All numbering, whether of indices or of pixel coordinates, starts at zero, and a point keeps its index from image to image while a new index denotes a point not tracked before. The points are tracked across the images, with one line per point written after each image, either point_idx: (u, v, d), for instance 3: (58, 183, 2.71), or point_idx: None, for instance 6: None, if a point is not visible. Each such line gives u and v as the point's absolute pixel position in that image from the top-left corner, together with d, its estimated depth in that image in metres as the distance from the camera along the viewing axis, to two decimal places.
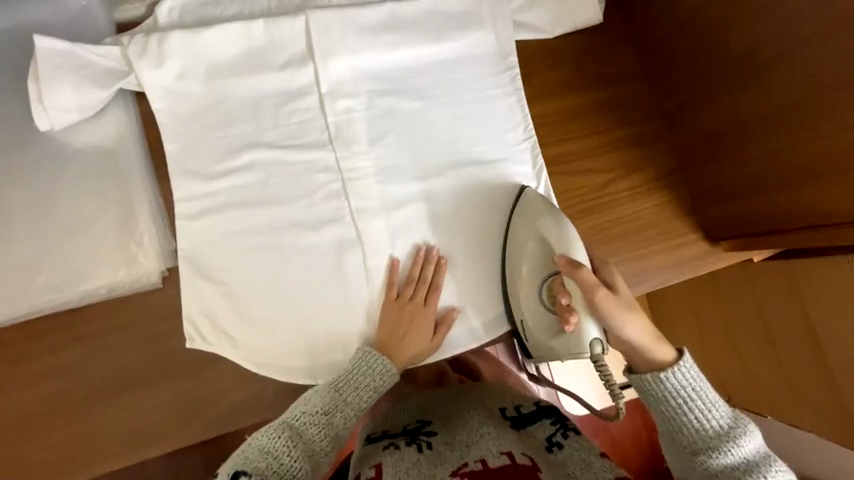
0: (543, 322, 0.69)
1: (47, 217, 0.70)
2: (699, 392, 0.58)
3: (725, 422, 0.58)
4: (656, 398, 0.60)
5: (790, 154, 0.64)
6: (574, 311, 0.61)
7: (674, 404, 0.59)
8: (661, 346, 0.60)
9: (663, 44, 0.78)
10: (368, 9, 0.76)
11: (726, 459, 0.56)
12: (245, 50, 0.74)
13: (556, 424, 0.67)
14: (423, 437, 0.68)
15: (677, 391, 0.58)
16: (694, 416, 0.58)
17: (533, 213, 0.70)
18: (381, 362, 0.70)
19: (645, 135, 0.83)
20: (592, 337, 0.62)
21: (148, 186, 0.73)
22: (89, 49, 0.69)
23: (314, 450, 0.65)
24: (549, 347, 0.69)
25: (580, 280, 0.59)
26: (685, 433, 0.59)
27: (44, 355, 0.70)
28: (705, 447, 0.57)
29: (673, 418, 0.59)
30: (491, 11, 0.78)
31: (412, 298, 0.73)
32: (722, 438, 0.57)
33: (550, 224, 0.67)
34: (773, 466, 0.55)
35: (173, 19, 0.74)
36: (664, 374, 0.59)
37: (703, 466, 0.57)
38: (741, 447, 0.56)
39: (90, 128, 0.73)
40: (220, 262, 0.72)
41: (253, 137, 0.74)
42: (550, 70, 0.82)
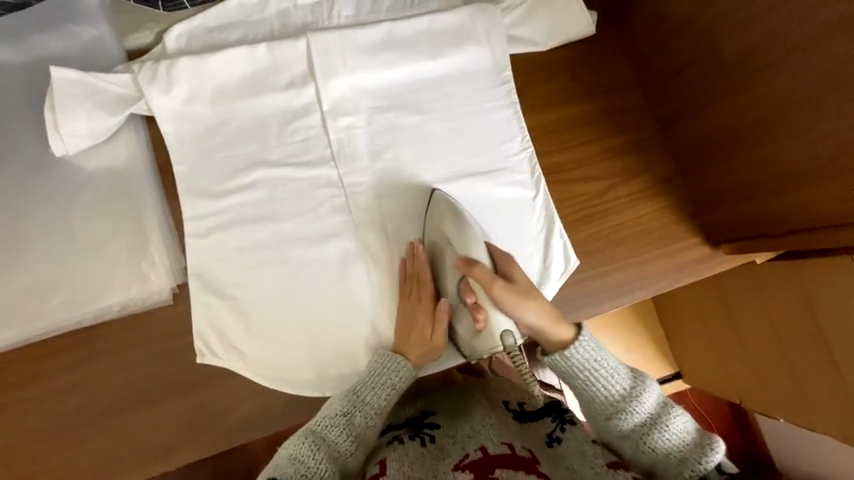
0: (462, 323, 0.69)
1: (63, 239, 0.73)
2: (600, 361, 0.63)
3: (626, 383, 0.63)
4: (567, 374, 0.64)
5: (786, 156, 0.65)
6: (481, 308, 0.63)
7: (582, 378, 0.63)
8: (560, 326, 0.64)
9: (656, 53, 0.80)
10: (366, 30, 0.78)
11: (634, 416, 0.61)
12: (250, 73, 0.77)
13: (555, 420, 0.66)
14: (426, 430, 0.68)
15: (582, 365, 0.63)
16: (601, 384, 0.63)
17: (438, 215, 0.72)
18: (395, 361, 0.68)
19: (642, 141, 0.84)
20: (502, 329, 0.63)
21: (158, 205, 0.75)
22: (104, 79, 0.72)
23: (341, 452, 0.64)
24: (471, 347, 0.68)
25: (475, 275, 0.62)
26: (596, 401, 0.63)
27: (61, 373, 0.72)
28: (616, 411, 0.62)
29: (584, 390, 0.64)
30: (486, 27, 0.80)
31: (415, 294, 0.72)
32: (626, 398, 0.62)
33: (452, 225, 0.69)
34: (672, 413, 0.61)
35: (181, 46, 0.77)
36: (568, 351, 0.63)
37: (618, 428, 0.62)
38: (643, 404, 0.61)
39: (103, 152, 0.75)
40: (229, 278, 0.74)
41: (259, 156, 0.77)
42: (545, 81, 0.84)
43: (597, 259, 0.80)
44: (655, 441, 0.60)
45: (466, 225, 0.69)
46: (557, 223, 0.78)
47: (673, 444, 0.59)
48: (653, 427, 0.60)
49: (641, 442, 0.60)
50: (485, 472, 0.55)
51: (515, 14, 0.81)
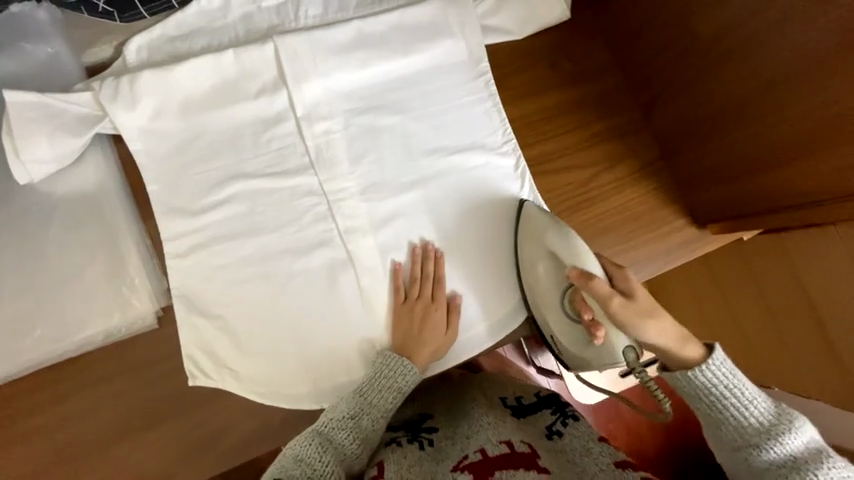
0: (574, 338, 0.69)
1: (38, 270, 0.70)
2: (734, 389, 0.58)
3: (766, 417, 0.56)
4: (690, 397, 0.60)
5: (767, 135, 0.65)
6: (600, 326, 0.62)
7: (707, 401, 0.58)
8: (687, 343, 0.60)
9: (632, 35, 0.79)
10: (335, 30, 0.76)
11: (770, 455, 0.55)
12: (218, 82, 0.74)
13: (555, 413, 0.69)
14: (424, 434, 0.69)
15: (709, 389, 0.58)
16: (732, 412, 0.57)
17: (536, 226, 0.72)
18: (401, 364, 0.68)
19: (624, 126, 0.83)
20: (624, 345, 0.63)
21: (135, 228, 0.73)
22: (64, 100, 0.68)
23: (347, 455, 0.63)
24: (582, 360, 0.69)
25: (594, 290, 0.60)
26: (725, 429, 0.58)
27: (49, 407, 0.70)
28: (745, 443, 0.56)
29: (710, 414, 0.59)
30: (459, 18, 0.78)
31: (419, 296, 0.73)
32: (763, 433, 0.56)
33: (556, 237, 0.69)
34: (829, 464, 0.52)
35: (141, 59, 0.74)
36: (693, 371, 0.58)
37: (749, 463, 0.56)
38: (785, 444, 0.55)
39: (71, 177, 0.72)
40: (215, 297, 0.72)
41: (235, 169, 0.74)
42: (523, 71, 0.83)
43: (587, 249, 0.79)
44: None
45: (573, 236, 0.68)
46: None
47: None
48: (799, 472, 0.53)
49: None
50: (485, 474, 0.54)
51: (488, 3, 0.79)
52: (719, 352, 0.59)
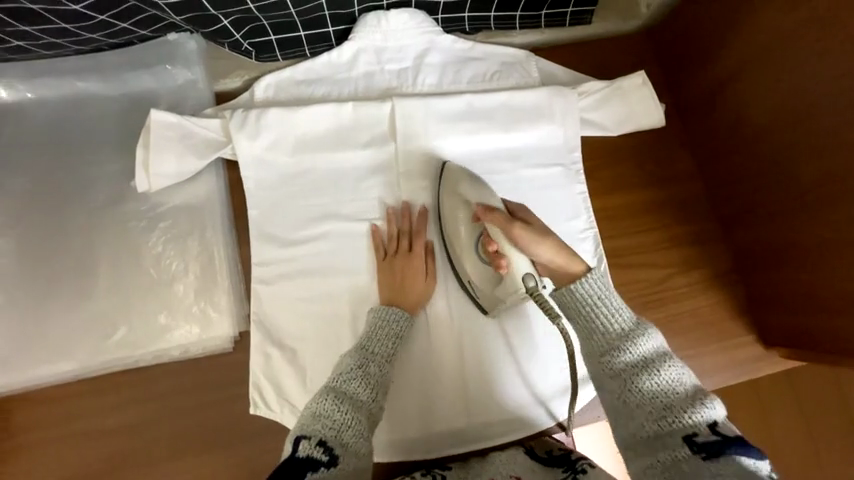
0: (485, 278, 0.70)
1: (135, 273, 0.74)
2: (605, 300, 0.61)
3: (629, 324, 0.59)
4: (571, 310, 0.62)
5: (843, 281, 0.66)
6: (503, 255, 0.66)
7: (584, 311, 0.61)
8: (572, 259, 0.64)
9: (721, 153, 0.83)
10: (448, 99, 0.81)
11: (627, 357, 0.57)
12: (333, 129, 0.79)
13: (566, 470, 0.64)
14: (437, 469, 0.69)
15: (585, 300, 0.61)
16: (601, 321, 0.60)
17: (454, 179, 0.74)
18: (388, 312, 0.69)
19: (700, 234, 0.86)
20: (524, 273, 0.65)
21: (228, 249, 0.76)
22: (196, 123, 0.75)
23: (363, 401, 0.60)
24: (497, 299, 0.71)
25: (494, 220, 0.66)
26: (594, 338, 0.60)
27: (111, 412, 0.71)
28: (609, 348, 0.58)
29: (585, 326, 0.61)
30: (562, 108, 0.82)
31: (398, 250, 0.75)
32: (623, 337, 0.58)
33: (470, 188, 0.72)
34: (668, 363, 0.56)
35: (269, 95, 0.80)
36: (574, 285, 0.62)
37: (609, 366, 0.58)
38: (639, 345, 0.57)
39: (184, 192, 0.77)
40: (290, 330, 0.74)
41: (332, 209, 0.78)
42: (614, 166, 0.87)
43: None
44: (643, 383, 0.55)
45: (484, 185, 0.72)
46: None
47: (660, 390, 0.54)
48: (647, 365, 0.56)
49: (632, 381, 0.56)
50: None
51: (590, 99, 0.84)
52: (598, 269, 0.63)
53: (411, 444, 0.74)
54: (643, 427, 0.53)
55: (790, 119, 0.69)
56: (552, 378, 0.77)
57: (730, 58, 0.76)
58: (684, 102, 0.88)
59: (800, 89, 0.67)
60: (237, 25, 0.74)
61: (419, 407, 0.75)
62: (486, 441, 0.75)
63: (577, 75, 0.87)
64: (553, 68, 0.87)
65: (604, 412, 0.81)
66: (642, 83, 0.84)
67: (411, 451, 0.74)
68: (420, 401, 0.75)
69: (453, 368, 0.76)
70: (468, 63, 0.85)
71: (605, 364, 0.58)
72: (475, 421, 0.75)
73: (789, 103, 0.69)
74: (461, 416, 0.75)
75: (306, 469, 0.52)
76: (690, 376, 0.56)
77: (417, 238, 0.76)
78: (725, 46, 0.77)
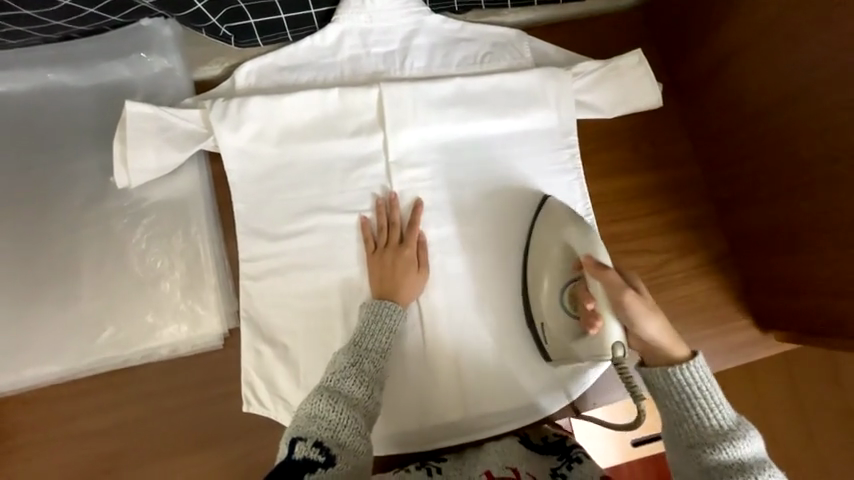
0: (567, 327, 0.66)
1: (119, 272, 0.72)
2: (707, 393, 0.59)
3: (728, 423, 0.58)
4: (664, 393, 0.61)
5: (841, 266, 0.65)
6: (599, 317, 0.59)
7: (678, 400, 0.60)
8: (676, 343, 0.61)
9: (719, 135, 0.80)
10: (437, 84, 0.78)
11: (721, 454, 0.57)
12: (319, 118, 0.76)
13: (561, 458, 0.67)
14: (432, 462, 0.70)
15: (684, 387, 0.59)
16: (698, 413, 0.59)
17: (559, 219, 0.70)
18: (384, 306, 0.67)
19: (698, 218, 0.85)
20: (614, 339, 0.60)
21: (215, 245, 0.74)
22: (174, 114, 0.71)
23: (358, 399, 0.60)
24: (570, 351, 0.67)
25: (603, 279, 0.59)
26: (686, 426, 0.59)
27: (103, 413, 0.70)
28: (703, 442, 0.58)
29: (675, 413, 0.60)
30: (556, 91, 0.79)
31: (389, 243, 0.74)
32: (720, 435, 0.57)
33: (574, 231, 0.67)
34: (767, 472, 0.56)
35: (250, 83, 0.77)
36: (674, 370, 0.59)
37: (699, 459, 0.58)
38: (738, 448, 0.57)
39: (166, 187, 0.74)
40: (281, 326, 0.72)
41: (320, 202, 0.75)
42: (610, 149, 0.85)
43: None
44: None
45: (592, 232, 0.66)
46: None
47: None
48: (743, 466, 0.56)
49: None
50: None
51: (585, 80, 0.81)
52: (702, 358, 0.60)
53: (406, 436, 0.73)
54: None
55: (791, 99, 0.67)
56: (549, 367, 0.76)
57: (730, 35, 0.73)
58: (682, 81, 0.85)
59: (803, 66, 0.64)
60: (213, 8, 0.70)
61: (414, 400, 0.74)
62: (481, 432, 0.75)
63: (571, 56, 0.84)
64: (546, 48, 0.84)
65: (600, 398, 0.80)
66: (638, 63, 0.81)
67: (408, 443, 0.73)
68: (415, 394, 0.74)
69: (448, 361, 0.75)
70: (458, 44, 0.82)
71: (694, 454, 0.58)
72: (472, 412, 0.75)
73: (789, 82, 0.66)
74: (457, 407, 0.75)
75: (303, 472, 0.52)
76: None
77: (408, 230, 0.74)
78: (724, 21, 0.73)
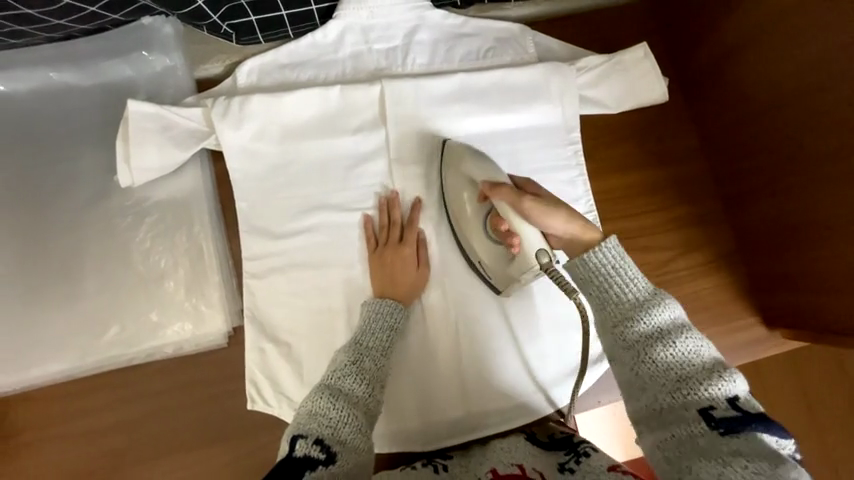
0: (495, 256, 0.68)
1: (123, 270, 0.72)
2: (619, 270, 0.58)
3: (643, 295, 0.56)
4: (583, 280, 0.59)
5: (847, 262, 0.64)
6: (514, 233, 0.63)
7: (594, 283, 0.58)
8: (588, 230, 0.61)
9: (726, 129, 0.79)
10: (439, 80, 0.77)
11: (641, 327, 0.55)
12: (320, 115, 0.76)
13: (569, 453, 0.63)
14: (439, 459, 0.70)
15: (598, 270, 0.58)
16: (615, 291, 0.57)
17: (456, 155, 0.72)
18: (386, 305, 0.68)
19: (704, 214, 0.84)
20: (538, 248, 0.63)
21: (218, 243, 0.74)
22: (176, 113, 0.71)
23: (360, 397, 0.60)
24: (509, 277, 0.68)
25: (501, 195, 0.63)
26: (606, 307, 0.57)
27: (109, 410, 0.71)
28: (623, 319, 0.56)
29: (594, 298, 0.58)
30: (559, 87, 0.78)
31: (390, 241, 0.73)
32: (638, 309, 0.55)
33: (473, 165, 0.69)
34: (686, 335, 0.54)
35: (252, 81, 0.77)
36: (588, 254, 0.59)
37: (622, 337, 0.55)
38: (655, 317, 0.55)
39: (169, 186, 0.75)
40: (285, 324, 0.72)
41: (321, 200, 0.75)
42: (614, 145, 0.84)
43: None
44: (657, 355, 0.53)
45: (491, 162, 0.69)
46: None
47: (677, 361, 0.52)
48: (667, 335, 0.54)
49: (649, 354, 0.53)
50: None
51: (589, 75, 0.80)
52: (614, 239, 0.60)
53: (409, 434, 0.74)
54: (654, 400, 0.52)
55: (799, 94, 0.65)
56: (552, 365, 0.76)
57: (737, 27, 0.72)
58: (688, 76, 0.84)
59: (811, 60, 0.63)
60: (214, 6, 0.70)
61: (417, 398, 0.74)
62: (484, 429, 0.75)
63: (575, 50, 0.83)
64: (550, 42, 0.83)
65: (605, 397, 0.80)
66: (644, 57, 0.80)
67: (412, 441, 0.73)
68: (418, 392, 0.74)
69: (450, 359, 0.75)
70: (460, 39, 0.81)
71: (619, 337, 0.56)
72: (474, 410, 0.75)
73: (796, 75, 0.65)
74: (460, 405, 0.75)
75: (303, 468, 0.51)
76: (708, 344, 0.54)
77: (410, 228, 0.74)
78: (732, 14, 0.72)
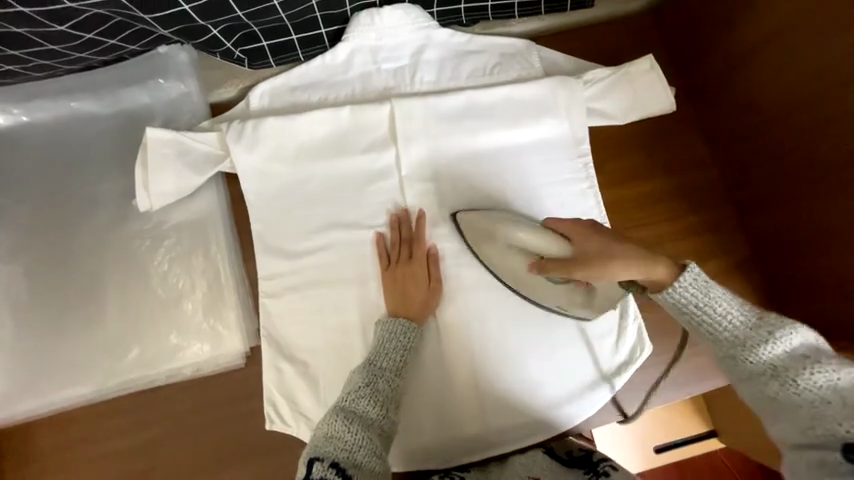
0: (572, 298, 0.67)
1: (141, 293, 0.74)
2: (726, 300, 0.57)
3: (757, 324, 0.55)
4: (683, 312, 0.59)
5: None
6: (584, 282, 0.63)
7: (699, 314, 0.58)
8: (656, 266, 0.58)
9: (735, 137, 0.79)
10: (447, 98, 0.78)
11: (763, 357, 0.54)
12: (332, 135, 0.77)
13: (588, 472, 0.63)
14: (456, 474, 0.69)
15: (691, 302, 0.58)
16: (727, 322, 0.56)
17: (488, 229, 0.72)
18: (397, 324, 0.68)
19: (716, 221, 0.83)
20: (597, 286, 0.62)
21: (234, 263, 0.75)
22: (192, 137, 0.73)
23: (374, 419, 0.60)
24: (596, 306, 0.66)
25: (549, 269, 0.63)
26: (722, 337, 0.57)
27: (131, 432, 0.71)
28: (743, 349, 0.55)
29: (710, 328, 0.57)
30: (567, 100, 0.79)
31: (403, 258, 0.74)
32: (756, 338, 0.55)
33: (502, 233, 0.69)
34: (812, 361, 0.52)
35: (264, 104, 0.78)
36: (669, 290, 0.58)
37: (747, 367, 0.55)
38: (777, 345, 0.54)
39: (186, 209, 0.76)
40: (301, 342, 0.73)
41: (335, 218, 0.76)
42: (622, 156, 0.85)
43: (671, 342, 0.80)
44: (788, 382, 0.52)
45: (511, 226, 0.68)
46: (631, 305, 0.77)
47: (807, 387, 0.51)
48: (797, 362, 0.52)
49: (779, 381, 0.52)
50: None
51: (596, 87, 0.81)
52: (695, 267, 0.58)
53: (427, 451, 0.73)
54: (806, 429, 0.50)
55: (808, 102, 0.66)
56: (570, 377, 0.75)
57: (742, 36, 0.72)
58: (694, 85, 0.84)
59: (818, 69, 0.64)
60: (227, 34, 0.72)
61: (434, 414, 0.74)
62: (502, 445, 0.74)
63: (581, 63, 0.84)
64: (555, 57, 0.84)
65: (623, 410, 0.79)
66: (650, 67, 0.80)
67: (430, 459, 0.73)
68: (435, 409, 0.74)
69: (467, 374, 0.75)
70: (466, 57, 0.82)
71: (739, 363, 0.55)
72: (492, 427, 0.75)
73: (804, 84, 0.66)
74: (477, 421, 0.74)
75: None
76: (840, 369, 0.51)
77: (421, 246, 0.75)
78: (737, 24, 0.73)
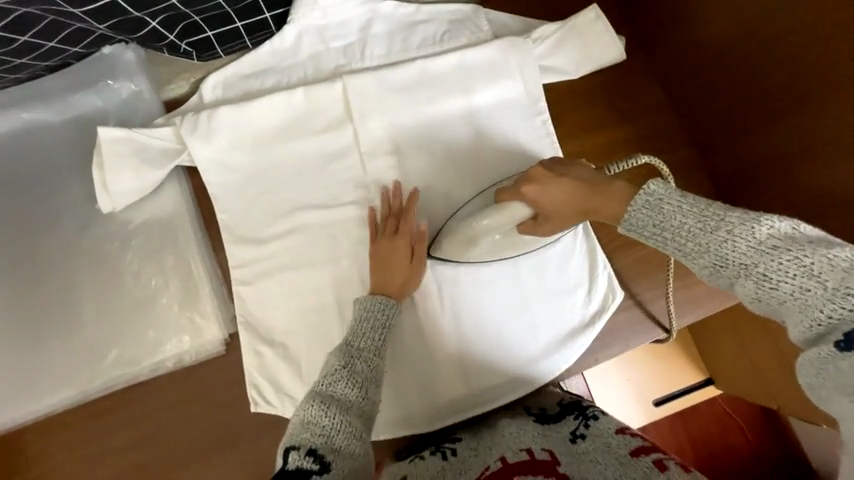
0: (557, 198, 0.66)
1: (114, 293, 0.74)
2: (683, 214, 0.50)
3: (729, 220, 0.47)
4: (645, 216, 0.52)
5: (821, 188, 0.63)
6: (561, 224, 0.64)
7: (666, 234, 0.51)
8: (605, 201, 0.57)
9: (688, 79, 0.80)
10: (399, 70, 0.78)
11: (742, 257, 0.46)
12: (288, 119, 0.77)
13: (577, 418, 0.65)
14: (447, 444, 0.70)
15: (659, 230, 0.51)
16: (689, 225, 0.49)
17: (455, 236, 0.70)
18: (373, 302, 0.68)
19: (678, 165, 0.84)
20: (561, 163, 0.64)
21: (204, 255, 0.76)
22: (145, 134, 0.73)
23: (352, 401, 0.60)
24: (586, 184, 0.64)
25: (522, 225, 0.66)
26: (694, 252, 0.49)
27: (119, 430, 0.73)
28: (724, 260, 0.47)
29: (680, 246, 0.50)
30: (519, 60, 0.79)
31: (391, 231, 0.73)
32: (732, 238, 0.46)
33: (464, 231, 0.68)
34: (803, 242, 0.43)
35: (217, 95, 0.78)
36: (626, 214, 0.53)
37: (729, 280, 0.47)
38: (756, 243, 0.45)
39: (150, 206, 0.77)
40: (278, 325, 0.74)
41: (299, 200, 0.76)
42: (579, 109, 0.85)
43: (643, 286, 0.81)
44: (774, 283, 0.44)
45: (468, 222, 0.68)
46: (599, 254, 0.78)
47: (797, 282, 0.43)
48: (772, 253, 0.44)
49: (757, 282, 0.45)
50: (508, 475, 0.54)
51: (545, 44, 0.81)
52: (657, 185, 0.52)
53: (412, 416, 0.75)
54: (801, 328, 0.43)
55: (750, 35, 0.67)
56: (545, 332, 0.77)
57: None
58: (644, 32, 0.85)
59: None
60: (168, 26, 0.70)
61: (416, 381, 0.75)
62: (484, 406, 0.76)
63: (528, 22, 0.84)
64: (503, 18, 0.84)
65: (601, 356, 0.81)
66: (596, 18, 0.81)
67: (415, 424, 0.75)
68: (418, 374, 0.75)
69: (444, 339, 0.76)
70: (414, 27, 0.82)
71: (717, 269, 0.48)
72: (473, 388, 0.76)
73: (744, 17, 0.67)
74: (458, 385, 0.76)
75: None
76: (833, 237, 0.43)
77: (407, 219, 0.73)
78: None
